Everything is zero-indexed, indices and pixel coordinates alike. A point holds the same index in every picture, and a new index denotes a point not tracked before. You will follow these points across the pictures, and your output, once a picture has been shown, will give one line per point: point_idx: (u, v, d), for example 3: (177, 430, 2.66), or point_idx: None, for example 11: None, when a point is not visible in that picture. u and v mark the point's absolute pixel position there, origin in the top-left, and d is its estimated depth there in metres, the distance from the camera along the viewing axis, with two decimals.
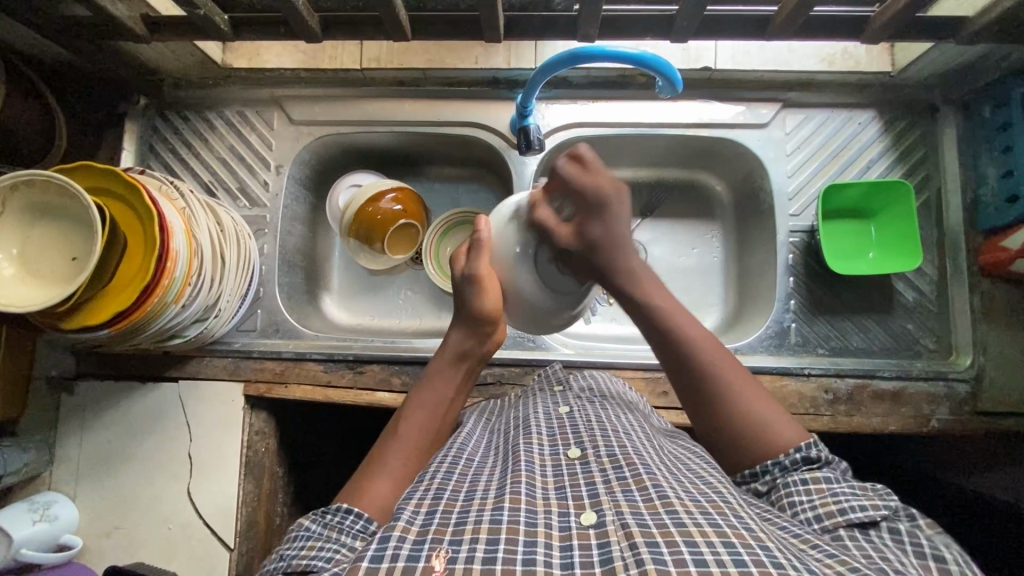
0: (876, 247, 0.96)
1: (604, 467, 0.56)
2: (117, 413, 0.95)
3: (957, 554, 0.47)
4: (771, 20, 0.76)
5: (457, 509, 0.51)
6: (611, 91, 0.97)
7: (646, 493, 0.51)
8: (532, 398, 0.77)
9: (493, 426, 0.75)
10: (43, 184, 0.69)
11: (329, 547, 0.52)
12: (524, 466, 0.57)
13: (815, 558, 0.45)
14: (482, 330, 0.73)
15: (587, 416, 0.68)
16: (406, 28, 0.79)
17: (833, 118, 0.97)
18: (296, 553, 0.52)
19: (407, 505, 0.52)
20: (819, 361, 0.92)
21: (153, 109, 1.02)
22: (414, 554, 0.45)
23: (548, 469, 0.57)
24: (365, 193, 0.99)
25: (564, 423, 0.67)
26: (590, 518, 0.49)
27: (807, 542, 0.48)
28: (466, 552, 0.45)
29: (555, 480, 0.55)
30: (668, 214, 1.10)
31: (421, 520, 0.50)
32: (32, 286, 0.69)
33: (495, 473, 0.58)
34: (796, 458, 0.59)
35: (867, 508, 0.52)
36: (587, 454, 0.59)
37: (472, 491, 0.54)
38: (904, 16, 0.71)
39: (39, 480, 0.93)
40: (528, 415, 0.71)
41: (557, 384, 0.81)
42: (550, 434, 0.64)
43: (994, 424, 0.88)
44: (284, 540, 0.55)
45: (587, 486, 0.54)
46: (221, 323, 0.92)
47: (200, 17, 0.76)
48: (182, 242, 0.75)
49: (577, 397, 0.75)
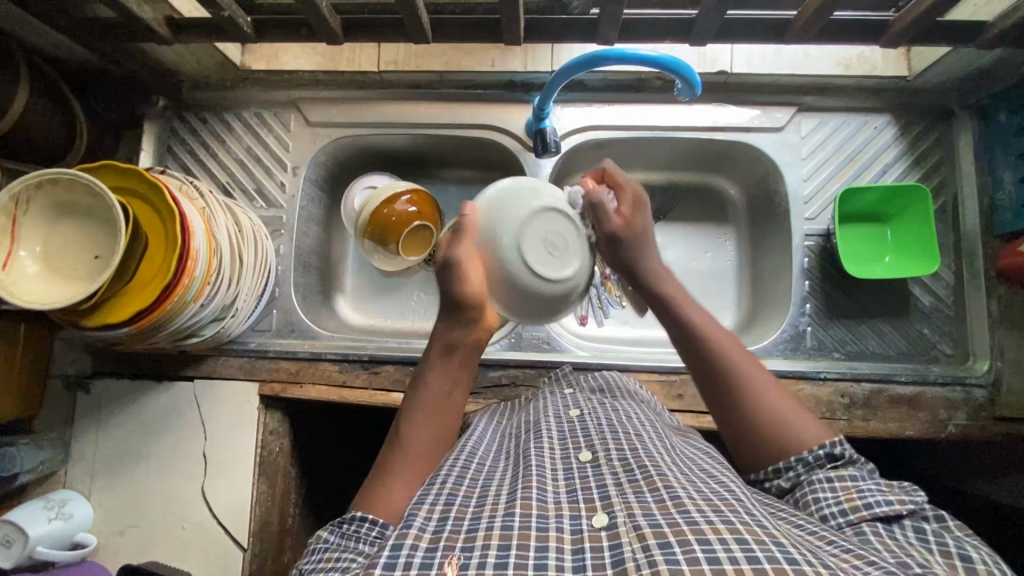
0: (892, 251, 0.95)
1: (616, 470, 0.56)
2: (132, 411, 0.95)
3: (985, 557, 0.46)
4: (789, 23, 0.76)
5: (469, 516, 0.51)
6: (627, 94, 0.97)
7: (659, 494, 0.51)
8: (544, 401, 0.77)
9: (506, 428, 0.75)
10: (67, 183, 0.70)
11: (345, 555, 0.52)
12: (535, 470, 0.57)
13: (831, 554, 0.45)
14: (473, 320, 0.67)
15: (598, 419, 0.68)
16: (426, 30, 0.79)
17: (849, 122, 0.97)
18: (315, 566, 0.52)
19: (419, 511, 0.52)
20: (835, 365, 0.92)
21: (171, 111, 1.03)
22: (426, 561, 0.45)
23: (559, 472, 0.57)
24: (380, 195, 0.99)
25: (575, 426, 0.66)
26: (602, 521, 0.49)
27: (825, 538, 0.48)
28: (478, 558, 0.45)
29: (567, 484, 0.55)
30: (682, 217, 1.10)
31: (434, 527, 0.50)
32: (53, 283, 0.69)
33: (508, 476, 0.58)
34: (820, 454, 0.59)
35: (894, 503, 0.52)
36: (598, 458, 0.59)
37: (483, 497, 0.54)
38: (922, 21, 0.72)
39: (55, 478, 0.94)
40: (539, 418, 0.70)
41: (569, 386, 0.81)
42: (561, 437, 0.64)
43: (1012, 430, 0.88)
44: (304, 555, 0.55)
45: (599, 489, 0.54)
46: (237, 322, 0.92)
47: (224, 18, 0.77)
48: (201, 242, 0.76)
49: (589, 400, 0.74)
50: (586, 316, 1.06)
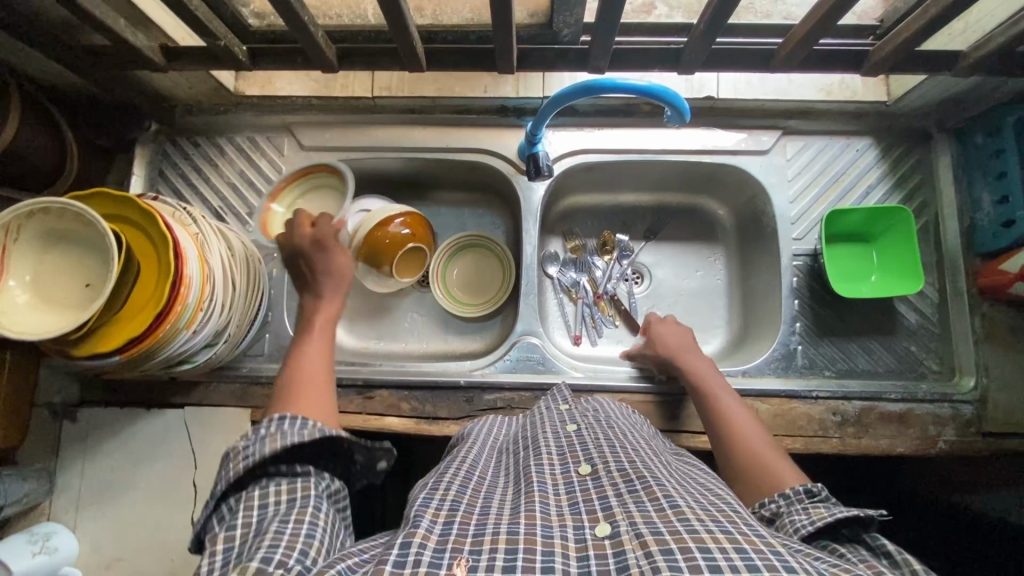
0: (878, 271, 0.97)
1: (616, 480, 0.56)
2: (121, 440, 0.94)
3: None
4: (774, 53, 0.79)
5: (474, 521, 0.52)
6: (615, 118, 0.99)
7: (658, 504, 0.51)
8: (539, 416, 0.77)
9: (503, 445, 0.75)
10: (59, 212, 0.69)
11: (289, 432, 0.62)
12: (537, 485, 0.57)
13: (822, 565, 0.46)
14: (336, 269, 0.86)
15: (596, 434, 0.68)
16: (421, 59, 0.81)
17: (833, 145, 0.99)
18: (261, 452, 0.60)
19: (425, 514, 0.52)
20: (826, 383, 0.93)
21: (164, 135, 1.04)
22: (435, 560, 0.46)
23: (560, 486, 0.57)
24: (373, 218, 0.98)
25: (573, 441, 0.66)
26: (604, 530, 0.49)
27: (812, 553, 0.48)
28: (486, 561, 0.46)
29: (568, 497, 0.55)
30: (671, 237, 1.13)
31: (440, 529, 0.50)
32: (44, 314, 0.68)
33: (509, 492, 0.58)
34: (799, 490, 0.61)
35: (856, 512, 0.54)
36: (597, 470, 0.59)
37: (487, 506, 0.55)
38: (902, 52, 0.74)
39: (39, 509, 0.92)
40: (537, 434, 0.71)
41: (565, 403, 0.81)
42: (560, 452, 0.64)
43: (998, 445, 0.89)
44: (233, 450, 0.62)
45: (600, 500, 0.54)
46: (230, 348, 0.92)
47: (218, 47, 0.78)
48: (195, 268, 0.76)
49: (586, 416, 0.74)
50: (579, 334, 1.08)
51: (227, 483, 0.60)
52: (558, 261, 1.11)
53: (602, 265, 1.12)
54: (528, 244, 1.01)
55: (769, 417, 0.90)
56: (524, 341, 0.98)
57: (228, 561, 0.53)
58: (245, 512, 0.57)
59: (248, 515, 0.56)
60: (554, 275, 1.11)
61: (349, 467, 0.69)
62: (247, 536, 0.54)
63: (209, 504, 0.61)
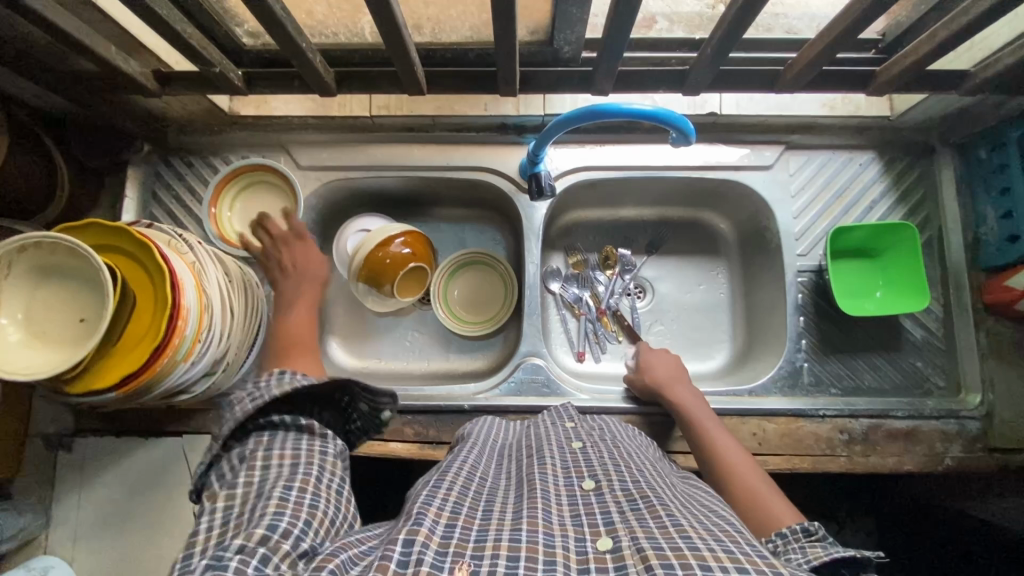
0: (883, 286, 0.96)
1: (619, 498, 0.55)
2: (118, 470, 0.92)
3: None
4: (780, 75, 0.78)
5: (476, 527, 0.51)
6: (617, 135, 0.98)
7: (661, 521, 0.50)
8: (544, 429, 0.77)
9: (506, 450, 0.74)
10: (51, 246, 0.67)
11: (294, 382, 0.66)
12: (540, 493, 0.56)
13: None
14: (310, 256, 0.92)
15: (600, 451, 0.67)
16: (422, 82, 0.80)
17: (835, 159, 0.99)
18: (269, 396, 0.63)
19: (428, 512, 0.51)
20: (833, 402, 0.92)
21: (157, 155, 1.01)
22: (437, 563, 0.46)
23: (562, 497, 0.56)
24: (373, 238, 0.97)
25: (578, 457, 0.65)
26: (605, 544, 0.48)
27: None
28: (488, 566, 0.45)
29: (570, 508, 0.54)
30: (673, 252, 1.12)
31: (443, 531, 0.50)
32: (36, 350, 0.66)
33: (511, 496, 0.58)
34: (796, 528, 0.60)
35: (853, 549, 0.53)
36: (601, 486, 0.58)
37: (489, 511, 0.54)
38: (907, 73, 0.74)
39: (34, 544, 0.90)
40: (541, 445, 0.70)
41: (570, 419, 0.80)
42: (564, 465, 0.63)
43: (1004, 461, 0.89)
44: (238, 397, 0.64)
45: (602, 515, 0.53)
46: (228, 376, 0.89)
47: (214, 74, 0.76)
48: (192, 298, 0.74)
49: (590, 433, 0.73)
50: (583, 351, 1.07)
51: (231, 428, 0.62)
52: (560, 277, 1.10)
53: (605, 280, 1.11)
54: (530, 263, 1.00)
55: (777, 437, 0.90)
56: (529, 363, 0.97)
57: (229, 519, 0.54)
58: (246, 471, 0.57)
59: (250, 475, 0.57)
60: (556, 291, 1.09)
61: (342, 424, 0.73)
62: (248, 497, 0.55)
63: (211, 450, 0.62)
